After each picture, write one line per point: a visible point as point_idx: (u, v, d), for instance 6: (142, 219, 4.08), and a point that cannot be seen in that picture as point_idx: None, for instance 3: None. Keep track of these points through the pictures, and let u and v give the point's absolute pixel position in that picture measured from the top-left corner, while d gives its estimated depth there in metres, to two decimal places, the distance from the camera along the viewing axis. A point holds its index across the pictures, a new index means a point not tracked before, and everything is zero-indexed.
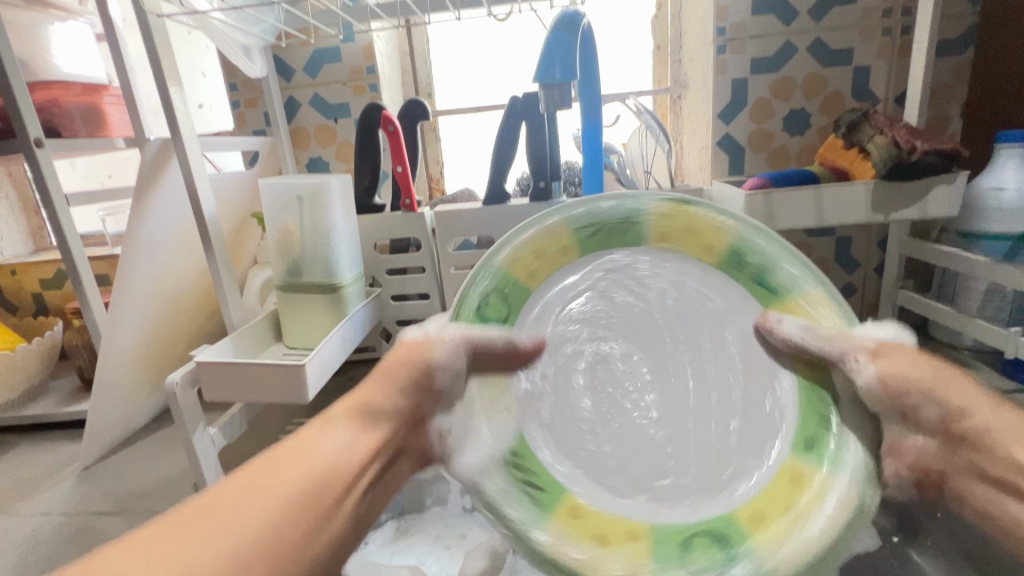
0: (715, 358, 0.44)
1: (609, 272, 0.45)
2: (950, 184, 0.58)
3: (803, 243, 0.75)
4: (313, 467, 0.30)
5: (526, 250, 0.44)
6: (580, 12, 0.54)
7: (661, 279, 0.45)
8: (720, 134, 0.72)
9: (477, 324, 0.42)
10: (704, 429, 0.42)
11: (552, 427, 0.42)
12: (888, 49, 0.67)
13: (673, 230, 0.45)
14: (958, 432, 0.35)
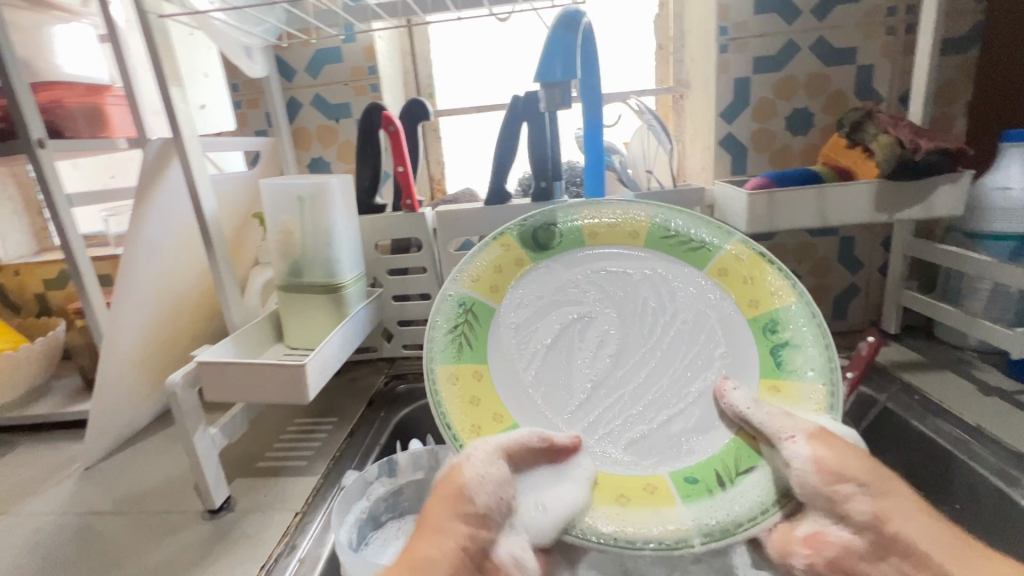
0: (687, 363, 0.48)
1: (660, 274, 0.52)
2: (955, 183, 0.57)
3: (806, 243, 0.75)
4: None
5: (604, 222, 0.53)
6: (579, 10, 0.54)
7: (685, 298, 0.51)
8: (722, 134, 0.72)
9: (529, 241, 0.52)
10: (623, 410, 0.46)
11: (516, 326, 0.50)
12: (891, 48, 0.67)
13: (736, 278, 0.51)
14: (889, 534, 0.34)
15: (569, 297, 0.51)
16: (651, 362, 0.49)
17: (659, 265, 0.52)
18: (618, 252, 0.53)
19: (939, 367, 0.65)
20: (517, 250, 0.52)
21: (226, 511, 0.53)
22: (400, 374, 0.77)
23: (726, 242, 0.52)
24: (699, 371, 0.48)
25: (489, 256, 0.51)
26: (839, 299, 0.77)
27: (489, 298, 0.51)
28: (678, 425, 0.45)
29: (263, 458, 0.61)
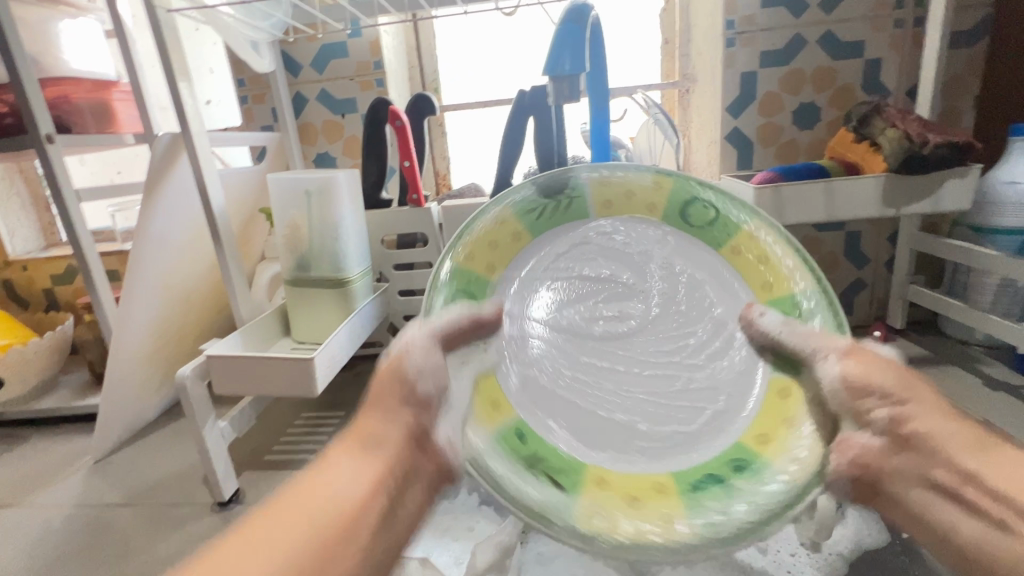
0: (676, 392, 0.43)
1: (724, 298, 0.47)
2: (963, 177, 0.57)
3: (812, 238, 0.74)
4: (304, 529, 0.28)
5: (759, 254, 0.48)
6: (587, 3, 0.54)
7: (711, 353, 0.45)
8: (728, 128, 0.71)
9: (693, 212, 0.49)
10: (583, 377, 0.44)
11: (588, 240, 0.49)
12: (899, 41, 0.67)
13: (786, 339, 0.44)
14: (907, 433, 0.35)
15: (617, 254, 0.49)
16: (639, 370, 0.45)
17: (718, 295, 0.47)
18: (699, 265, 0.48)
19: (945, 361, 0.65)
20: (650, 191, 0.49)
21: (236, 503, 0.53)
22: None
23: (804, 303, 0.45)
24: (685, 409, 0.43)
25: (620, 185, 0.49)
26: (845, 294, 0.76)
27: (597, 210, 0.50)
28: (617, 433, 0.42)
29: (272, 451, 0.62)
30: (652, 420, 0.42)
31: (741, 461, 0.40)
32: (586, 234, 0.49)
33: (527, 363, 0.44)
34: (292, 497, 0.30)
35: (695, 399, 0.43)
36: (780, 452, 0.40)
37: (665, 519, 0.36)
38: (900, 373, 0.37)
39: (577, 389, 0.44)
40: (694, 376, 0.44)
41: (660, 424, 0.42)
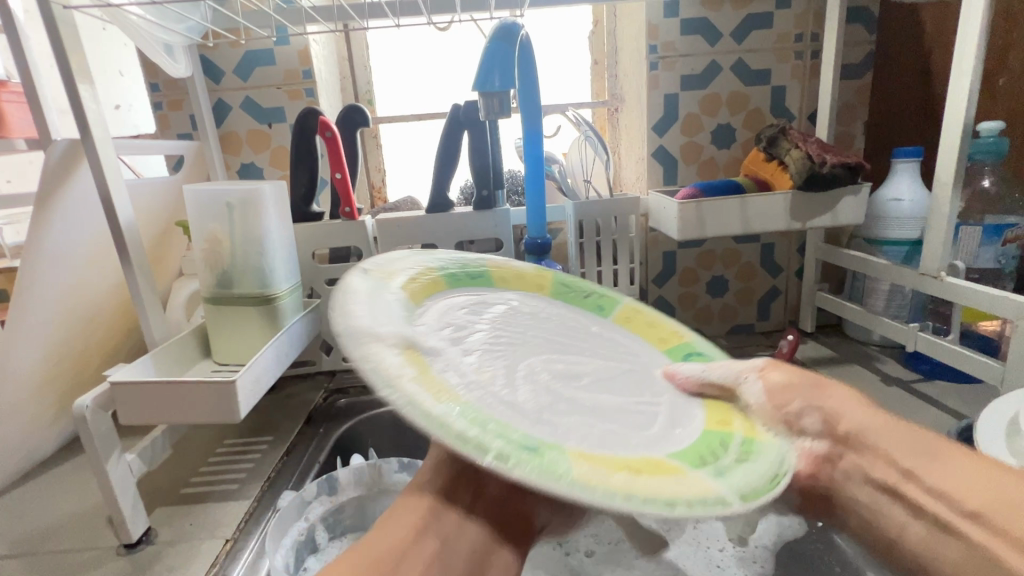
0: (505, 324, 0.45)
1: (481, 384, 0.35)
2: (855, 195, 0.63)
3: (732, 249, 0.80)
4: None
5: (592, 467, 0.30)
6: (515, 23, 0.56)
7: (452, 317, 0.43)
8: (654, 146, 0.75)
9: (703, 459, 0.35)
10: (534, 323, 0.47)
11: (652, 419, 0.38)
12: (800, 71, 0.74)
13: (437, 383, 0.32)
14: (841, 433, 0.38)
15: (625, 423, 0.37)
16: (514, 328, 0.45)
17: (494, 396, 0.35)
18: (514, 410, 0.34)
19: (849, 361, 0.72)
20: (606, 482, 0.29)
21: (146, 544, 0.49)
22: (340, 388, 0.75)
23: (483, 429, 0.30)
24: (496, 315, 0.46)
25: (648, 485, 0.30)
26: (763, 301, 0.82)
27: (709, 429, 0.38)
28: (542, 307, 0.51)
29: (190, 484, 0.57)
30: (515, 303, 0.50)
31: (455, 277, 0.49)
32: (684, 444, 0.36)
33: (580, 318, 0.51)
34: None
35: (475, 311, 0.45)
36: (455, 398, 0.32)
37: (496, 272, 0.52)
38: (812, 375, 0.41)
39: (576, 320, 0.50)
40: (467, 316, 0.44)
41: (501, 298, 0.49)
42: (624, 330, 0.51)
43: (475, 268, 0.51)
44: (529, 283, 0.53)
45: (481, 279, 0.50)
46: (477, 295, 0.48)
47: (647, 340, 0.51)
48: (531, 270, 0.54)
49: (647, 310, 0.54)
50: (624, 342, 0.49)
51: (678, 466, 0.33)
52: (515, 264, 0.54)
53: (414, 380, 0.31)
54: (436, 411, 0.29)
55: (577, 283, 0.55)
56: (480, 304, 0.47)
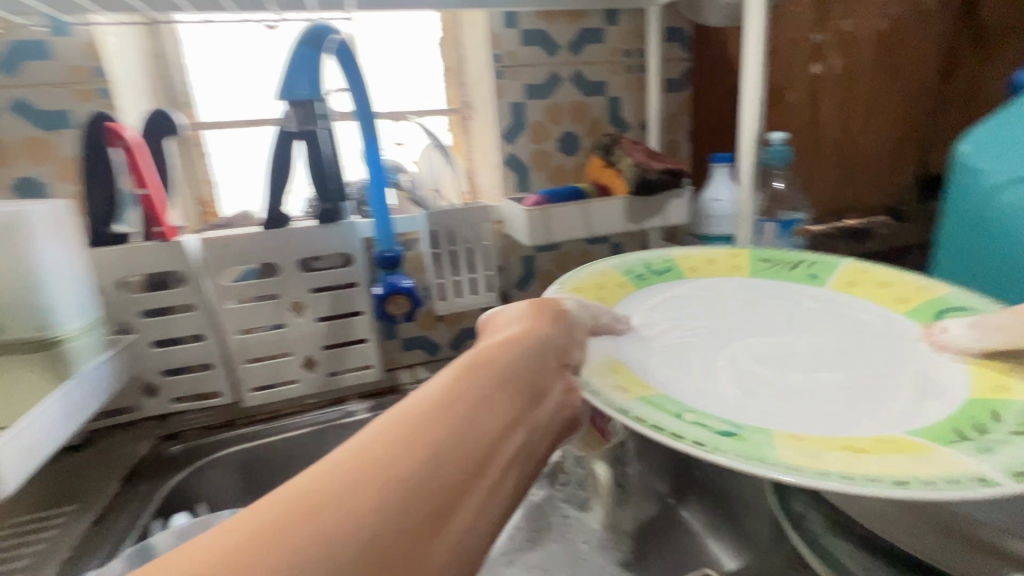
0: (715, 318, 0.48)
1: (681, 383, 0.38)
2: (681, 197, 0.70)
3: (585, 250, 0.84)
4: (421, 458, 0.19)
5: (794, 452, 0.30)
6: (328, 27, 0.56)
7: (656, 321, 0.46)
8: (505, 153, 0.76)
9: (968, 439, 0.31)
10: (747, 319, 0.48)
11: (871, 389, 0.38)
12: (630, 83, 0.80)
13: (644, 391, 0.35)
14: None
15: (863, 376, 0.40)
16: (726, 325, 0.47)
17: (695, 391, 0.38)
18: (714, 401, 0.37)
19: None
20: (811, 461, 0.29)
21: None
22: (174, 433, 0.67)
23: (682, 424, 0.32)
24: (716, 312, 0.49)
25: (881, 466, 0.29)
26: None
27: (971, 399, 0.36)
28: (751, 289, 0.52)
29: None
30: (725, 290, 0.52)
31: (636, 275, 0.52)
32: (934, 418, 0.34)
33: (788, 291, 0.52)
34: (383, 427, 0.20)
35: (674, 307, 0.49)
36: (651, 402, 0.34)
37: (689, 262, 0.55)
38: None
39: (787, 296, 0.51)
40: (680, 315, 0.48)
41: (690, 285, 0.52)
42: (845, 296, 0.51)
43: (660, 262, 0.54)
44: (724, 268, 0.55)
45: (670, 273, 0.54)
46: (664, 287, 0.52)
47: (881, 302, 0.49)
48: (722, 253, 0.56)
49: (863, 269, 0.53)
50: (848, 306, 0.49)
51: (926, 442, 0.31)
52: (707, 252, 0.56)
53: (611, 381, 0.35)
54: (634, 409, 0.33)
55: (783, 256, 0.56)
56: (683, 294, 0.51)
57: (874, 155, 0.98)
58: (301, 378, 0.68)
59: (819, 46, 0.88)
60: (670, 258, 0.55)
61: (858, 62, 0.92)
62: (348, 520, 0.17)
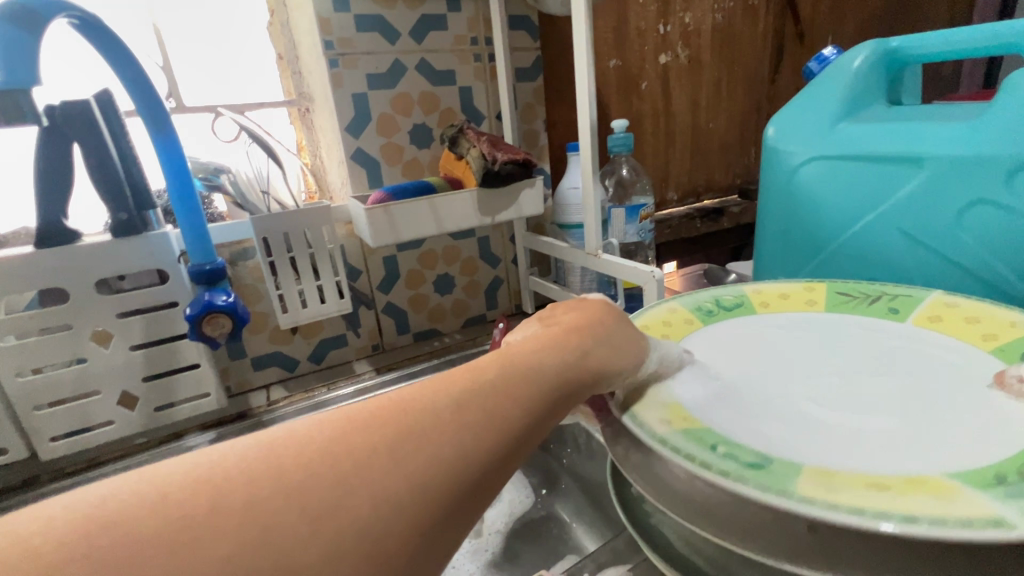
0: (765, 337, 0.44)
1: (741, 420, 0.34)
2: (533, 188, 0.69)
3: (450, 246, 0.81)
4: (514, 410, 0.27)
5: (816, 485, 0.26)
6: (51, 6, 0.46)
7: (722, 356, 0.42)
8: (351, 148, 0.71)
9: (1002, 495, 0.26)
10: (794, 341, 0.44)
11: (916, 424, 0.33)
12: (480, 72, 0.78)
13: (699, 430, 0.32)
14: None
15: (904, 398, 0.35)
16: (774, 348, 0.43)
17: (743, 423, 0.34)
18: (760, 436, 0.32)
19: None
20: (815, 488, 0.26)
21: None
22: None
23: (714, 452, 0.29)
24: (769, 330, 0.45)
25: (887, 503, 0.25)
26: (488, 291, 0.86)
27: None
28: (818, 316, 0.47)
29: None
30: (787, 318, 0.47)
31: (705, 311, 0.49)
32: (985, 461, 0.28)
33: (862, 330, 0.44)
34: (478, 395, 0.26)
35: (744, 338, 0.45)
36: (697, 430, 0.32)
37: (760, 298, 0.50)
38: None
39: (849, 322, 0.45)
40: (745, 342, 0.44)
41: (761, 317, 0.48)
42: (929, 334, 0.42)
43: (730, 297, 0.51)
44: (797, 302, 0.49)
45: (741, 308, 0.49)
46: (732, 323, 0.47)
47: (973, 342, 0.40)
48: (798, 288, 0.51)
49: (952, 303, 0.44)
50: (923, 344, 0.41)
51: (960, 485, 0.26)
52: (778, 286, 0.52)
53: (656, 412, 0.33)
54: (672, 439, 0.31)
55: (859, 288, 0.49)
56: (754, 329, 0.46)
57: (722, 140, 1.06)
58: (118, 418, 0.58)
59: (666, 37, 0.92)
60: (740, 292, 0.52)
61: (699, 52, 0.97)
62: (458, 446, 0.24)
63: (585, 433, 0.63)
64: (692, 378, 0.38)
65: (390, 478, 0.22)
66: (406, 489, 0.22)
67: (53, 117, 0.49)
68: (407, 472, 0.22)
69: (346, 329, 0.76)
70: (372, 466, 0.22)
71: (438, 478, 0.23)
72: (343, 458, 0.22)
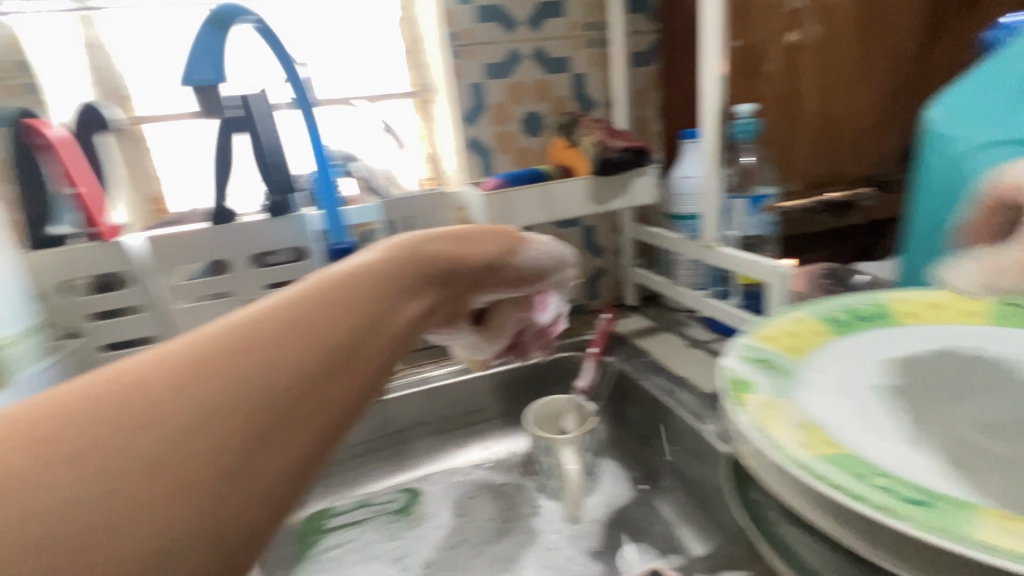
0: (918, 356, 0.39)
1: (890, 450, 0.31)
2: (645, 176, 0.67)
3: (556, 235, 0.82)
4: (353, 317, 0.24)
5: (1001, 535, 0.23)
6: (238, 10, 0.55)
7: (857, 373, 0.37)
8: (467, 137, 0.73)
9: None
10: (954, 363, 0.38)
11: None
12: (595, 59, 0.77)
13: (845, 460, 0.29)
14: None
15: None
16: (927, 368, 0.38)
17: (893, 453, 0.30)
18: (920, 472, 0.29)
19: (663, 329, 0.78)
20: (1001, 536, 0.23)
21: None
22: None
23: (866, 486, 0.27)
24: (920, 347, 0.40)
25: None
26: (590, 282, 0.86)
27: None
28: (986, 333, 0.40)
29: None
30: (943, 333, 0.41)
31: (836, 319, 0.43)
32: None
33: None
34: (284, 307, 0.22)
35: (870, 356, 0.39)
36: (841, 459, 0.29)
37: (908, 308, 0.44)
38: None
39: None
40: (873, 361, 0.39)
41: (907, 330, 0.42)
42: None
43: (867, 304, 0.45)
44: (952, 314, 0.43)
45: (879, 317, 0.43)
46: (867, 336, 0.41)
47: None
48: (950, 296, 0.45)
49: None
50: None
51: None
52: (924, 295, 0.46)
53: (792, 435, 0.31)
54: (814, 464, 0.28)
55: None
56: (898, 342, 0.41)
57: (858, 126, 0.95)
58: None
59: (797, 13, 0.84)
60: (877, 299, 0.46)
61: (838, 28, 0.88)
62: (270, 351, 0.21)
63: (692, 434, 0.58)
64: (824, 403, 0.34)
65: (205, 405, 0.18)
66: (229, 410, 0.19)
67: (244, 112, 0.58)
68: (223, 380, 0.19)
69: None
70: (187, 395, 0.18)
71: (269, 393, 0.20)
72: (141, 394, 0.18)
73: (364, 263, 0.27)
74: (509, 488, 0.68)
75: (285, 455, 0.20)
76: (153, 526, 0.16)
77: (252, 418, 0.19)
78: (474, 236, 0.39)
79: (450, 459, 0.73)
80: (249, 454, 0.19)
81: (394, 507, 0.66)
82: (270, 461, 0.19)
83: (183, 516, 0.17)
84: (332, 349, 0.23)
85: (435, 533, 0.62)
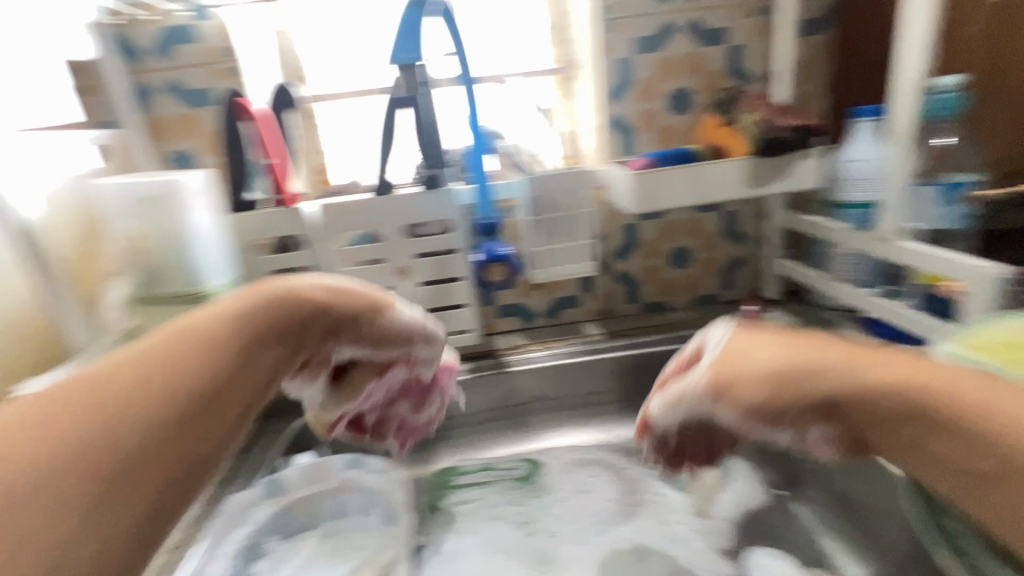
0: None
1: None
2: (810, 159, 0.62)
3: (695, 219, 0.78)
4: (217, 356, 0.30)
5: None
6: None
7: None
8: (611, 115, 0.72)
9: None
10: None
11: None
12: (757, 29, 0.71)
13: None
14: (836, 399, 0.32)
15: None
16: None
17: None
18: None
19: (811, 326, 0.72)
20: None
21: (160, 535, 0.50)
22: None
23: None
24: None
25: None
26: (727, 271, 0.81)
27: None
28: None
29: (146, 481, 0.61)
30: None
31: None
32: None
33: None
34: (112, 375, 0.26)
35: None
36: None
37: None
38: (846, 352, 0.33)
39: None
40: None
41: None
42: None
43: None
44: None
45: None
46: None
47: None
48: None
49: None
50: None
51: None
52: None
53: None
54: None
55: None
56: None
57: None
58: None
59: None
60: None
61: None
62: (114, 417, 0.25)
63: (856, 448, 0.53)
64: None
65: (39, 468, 0.23)
66: (86, 456, 0.24)
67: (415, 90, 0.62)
68: (70, 441, 0.24)
69: (580, 291, 0.80)
70: (40, 449, 0.23)
71: (123, 441, 0.25)
72: None
73: (208, 322, 0.31)
74: (632, 473, 0.67)
75: (137, 505, 0.25)
76: (38, 540, 0.22)
77: (114, 462, 0.24)
78: (346, 284, 0.41)
79: (572, 436, 0.74)
80: (110, 489, 0.24)
81: (517, 474, 0.69)
82: (116, 511, 0.24)
83: (76, 530, 0.22)
84: (210, 382, 0.29)
85: (558, 505, 0.64)
